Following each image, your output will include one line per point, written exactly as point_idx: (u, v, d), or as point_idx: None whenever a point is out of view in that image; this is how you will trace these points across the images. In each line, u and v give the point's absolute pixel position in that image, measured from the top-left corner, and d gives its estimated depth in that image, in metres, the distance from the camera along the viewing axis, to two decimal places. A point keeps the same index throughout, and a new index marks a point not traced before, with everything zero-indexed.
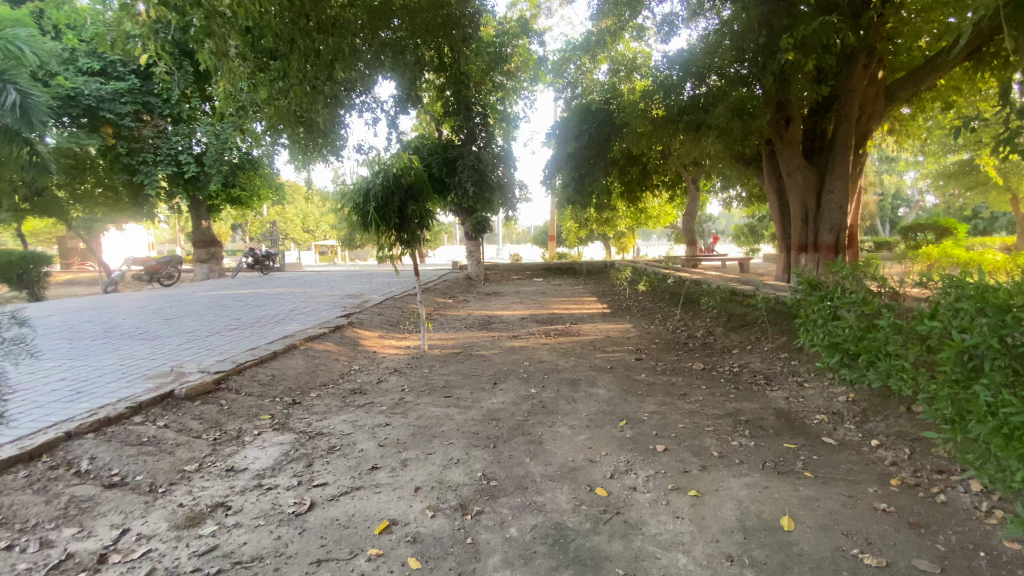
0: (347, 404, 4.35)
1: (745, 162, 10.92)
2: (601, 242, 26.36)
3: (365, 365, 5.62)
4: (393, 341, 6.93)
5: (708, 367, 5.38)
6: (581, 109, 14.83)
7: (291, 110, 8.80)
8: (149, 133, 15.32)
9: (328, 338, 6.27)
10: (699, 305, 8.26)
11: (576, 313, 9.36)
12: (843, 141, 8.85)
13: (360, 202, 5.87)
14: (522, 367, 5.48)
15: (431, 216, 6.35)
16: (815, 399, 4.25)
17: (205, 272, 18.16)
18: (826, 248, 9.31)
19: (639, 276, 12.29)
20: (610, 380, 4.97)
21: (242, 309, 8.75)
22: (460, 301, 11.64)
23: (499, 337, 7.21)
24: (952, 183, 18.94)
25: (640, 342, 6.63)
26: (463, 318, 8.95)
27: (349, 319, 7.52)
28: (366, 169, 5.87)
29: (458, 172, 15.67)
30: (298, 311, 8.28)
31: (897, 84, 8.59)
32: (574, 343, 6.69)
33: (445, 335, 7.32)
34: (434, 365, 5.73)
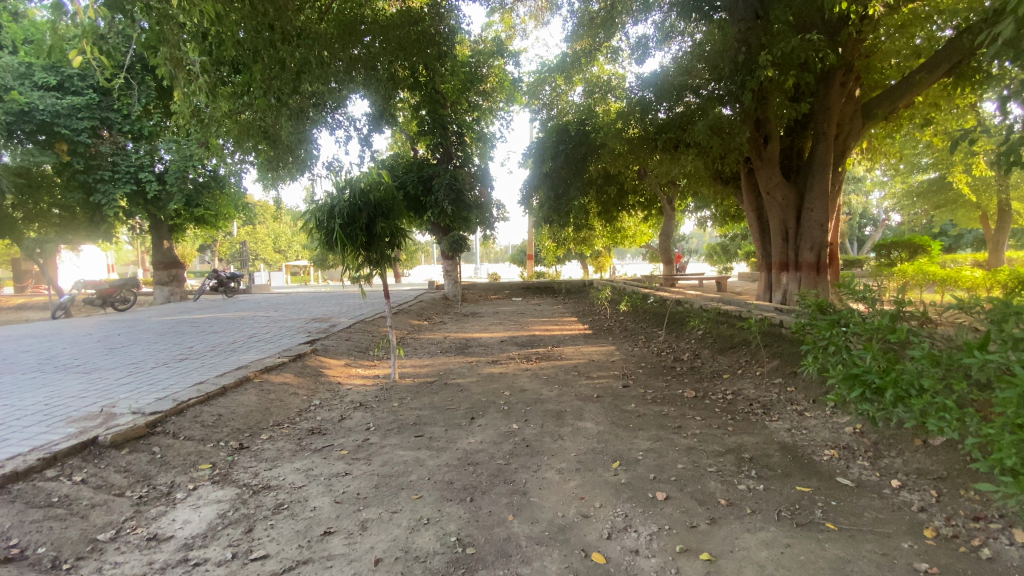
0: (303, 448, 3.83)
1: (722, 181, 10.83)
2: (579, 262, 26.24)
3: (328, 400, 5.09)
4: (361, 370, 6.40)
5: (699, 395, 5.03)
6: (558, 128, 14.71)
7: (257, 125, 8.44)
8: (106, 150, 14.48)
9: (287, 369, 5.71)
10: (684, 326, 7.96)
11: (557, 335, 8.96)
12: (821, 158, 8.80)
13: (325, 219, 5.42)
14: (501, 398, 5.03)
15: (402, 233, 5.92)
16: (820, 430, 3.92)
17: (165, 296, 17.17)
18: (807, 266, 9.12)
19: (620, 296, 12.00)
20: (597, 412, 4.56)
21: (197, 336, 8.05)
22: (435, 323, 11.15)
23: (476, 363, 6.75)
24: (917, 202, 19.48)
25: (626, 367, 6.26)
26: (438, 342, 8.47)
27: (314, 346, 6.96)
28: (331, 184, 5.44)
29: (434, 191, 15.28)
30: (258, 338, 7.65)
31: (874, 101, 8.76)
32: (556, 368, 6.28)
33: (418, 362, 6.82)
34: (405, 397, 5.23)
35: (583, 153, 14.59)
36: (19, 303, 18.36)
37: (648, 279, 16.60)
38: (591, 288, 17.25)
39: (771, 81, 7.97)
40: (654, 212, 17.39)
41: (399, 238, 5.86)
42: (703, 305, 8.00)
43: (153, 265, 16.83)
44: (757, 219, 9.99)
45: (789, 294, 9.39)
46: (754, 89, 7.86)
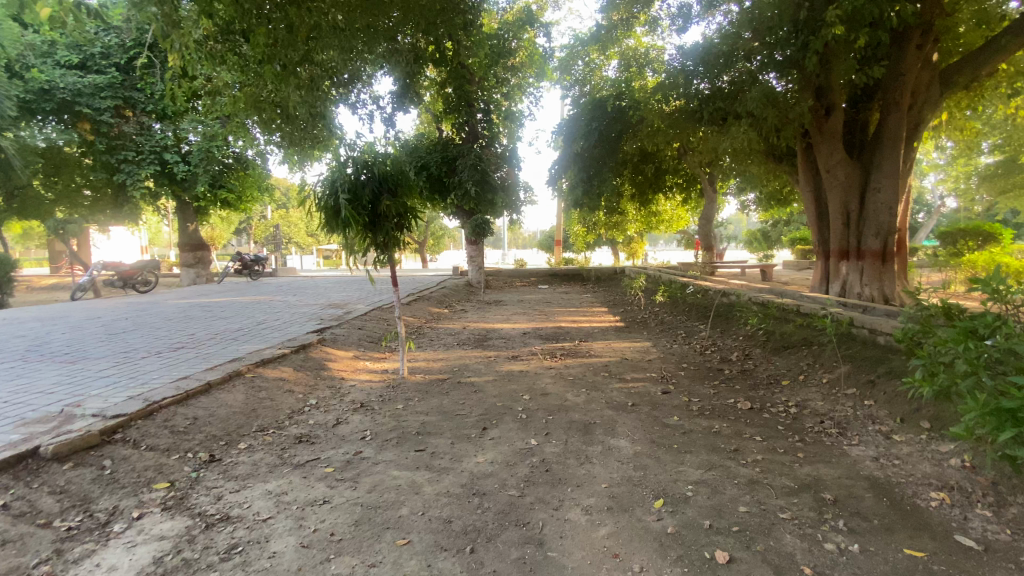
0: (284, 463, 3.27)
1: (774, 157, 9.74)
2: (611, 248, 25.25)
3: (327, 400, 4.53)
4: (370, 363, 5.84)
5: (755, 405, 4.26)
6: (591, 104, 13.70)
7: (268, 98, 8.10)
8: (130, 130, 14.24)
9: (286, 362, 5.18)
10: (730, 321, 7.11)
11: (585, 327, 8.22)
12: (892, 131, 7.68)
13: (325, 195, 4.74)
14: (521, 403, 4.37)
15: (411, 213, 5.24)
16: (918, 464, 3.11)
17: (191, 278, 17.11)
18: (871, 255, 8.07)
19: (655, 285, 11.14)
20: (634, 424, 3.85)
21: (204, 322, 7.65)
22: (457, 311, 10.56)
23: (495, 358, 6.10)
24: (984, 186, 17.78)
25: (665, 367, 5.49)
26: (456, 333, 7.85)
27: (321, 336, 6.44)
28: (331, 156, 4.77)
29: (458, 172, 14.60)
30: (267, 325, 7.20)
31: (954, 66, 7.49)
32: (584, 366, 5.58)
33: (432, 355, 6.21)
34: (413, 398, 4.63)
35: (617, 130, 13.67)
36: (54, 282, 18.67)
37: (684, 267, 15.59)
38: (623, 276, 16.34)
39: (841, 41, 6.87)
40: (693, 194, 16.31)
41: (409, 219, 5.19)
42: (752, 298, 7.14)
43: (179, 247, 16.78)
44: (814, 201, 8.93)
45: (848, 286, 8.40)
46: (818, 51, 6.80)
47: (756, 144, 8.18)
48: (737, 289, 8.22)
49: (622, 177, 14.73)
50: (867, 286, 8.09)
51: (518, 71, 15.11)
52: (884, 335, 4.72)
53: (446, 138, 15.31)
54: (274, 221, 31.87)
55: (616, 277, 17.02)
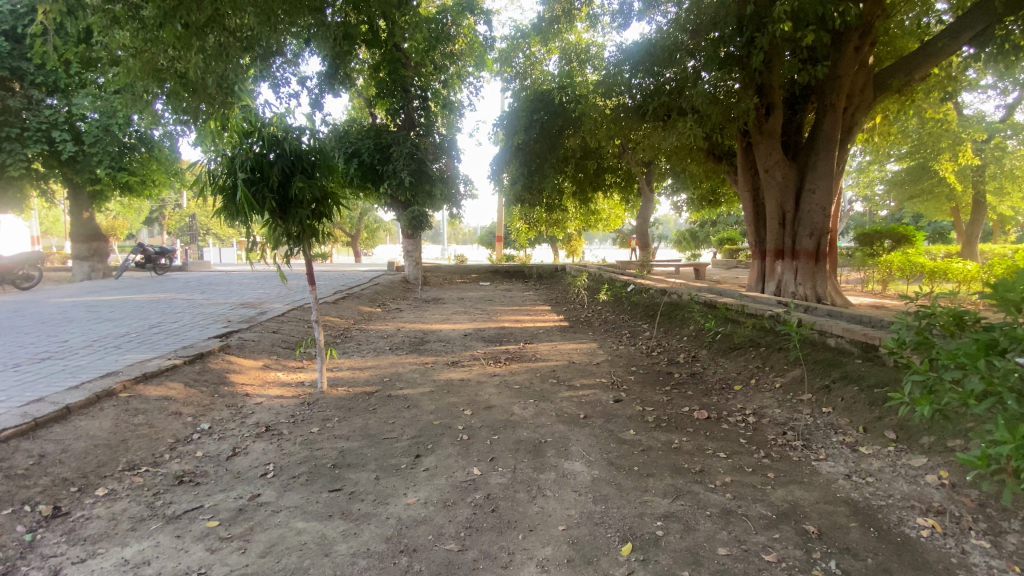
0: (153, 515, 2.53)
1: (715, 157, 9.75)
2: (549, 245, 25.10)
3: (224, 424, 3.75)
4: (284, 375, 5.05)
5: (712, 414, 3.96)
6: (533, 96, 13.30)
7: (171, 67, 6.97)
8: (16, 104, 12.02)
9: (176, 377, 4.30)
10: (674, 321, 6.91)
11: (528, 328, 7.76)
12: (827, 133, 7.84)
13: (222, 173, 3.95)
14: (459, 420, 3.81)
15: (332, 200, 4.49)
16: (891, 482, 2.89)
17: (85, 273, 14.74)
18: (805, 254, 8.21)
19: (597, 283, 10.88)
20: (587, 442, 3.41)
21: (83, 325, 6.42)
22: (389, 310, 9.77)
23: (431, 364, 5.49)
24: (890, 193, 19.26)
25: (614, 372, 5.14)
26: (387, 335, 7.13)
27: (227, 341, 5.54)
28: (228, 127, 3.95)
29: (393, 161, 13.66)
30: (161, 329, 6.14)
31: (887, 71, 7.78)
32: (529, 372, 5.11)
33: (357, 363, 5.50)
34: (332, 418, 3.94)
35: (558, 125, 13.32)
36: None
37: (623, 265, 15.61)
38: (564, 274, 16.14)
39: (786, 38, 6.83)
40: (631, 193, 16.28)
41: (328, 205, 4.45)
42: (696, 296, 7.00)
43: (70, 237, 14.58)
44: (752, 201, 8.98)
45: (783, 285, 8.50)
46: (765, 47, 6.73)
47: (700, 141, 8.03)
48: (682, 287, 8.06)
49: (564, 174, 14.44)
50: (801, 285, 8.22)
51: (457, 58, 14.21)
52: (833, 337, 4.59)
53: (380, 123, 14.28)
54: (190, 211, 29.09)
55: (556, 274, 16.79)
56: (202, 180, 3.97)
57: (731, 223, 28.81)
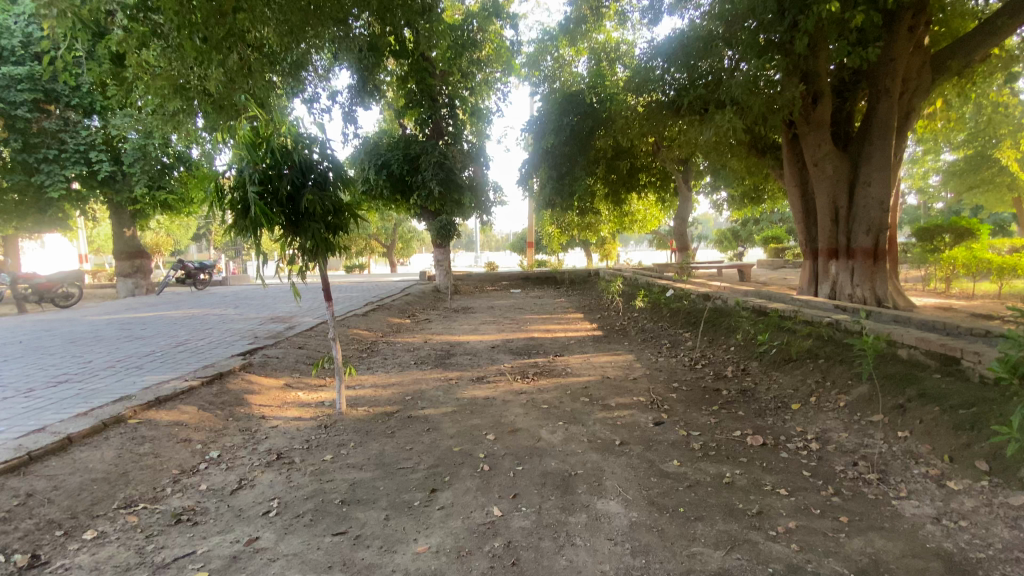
0: (140, 563, 2.33)
1: (758, 152, 9.11)
2: (583, 249, 24.62)
3: (234, 452, 3.57)
4: (304, 394, 4.86)
5: (767, 440, 3.50)
6: (562, 97, 12.94)
7: (195, 84, 7.03)
8: (52, 126, 12.68)
9: (191, 401, 4.18)
10: (720, 331, 6.40)
11: (559, 338, 7.38)
12: (882, 120, 7.16)
13: (230, 186, 3.74)
14: (481, 446, 3.49)
15: (346, 210, 4.25)
16: (996, 530, 2.38)
17: (129, 289, 15.29)
18: (862, 253, 7.52)
19: (633, 289, 10.39)
20: (624, 475, 3.02)
21: (113, 344, 6.48)
22: (419, 321, 9.58)
23: (456, 380, 5.20)
24: (949, 183, 17.90)
25: (653, 388, 4.72)
26: (414, 348, 6.90)
27: (248, 359, 5.43)
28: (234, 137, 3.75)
29: (421, 170, 13.55)
30: (186, 348, 6.10)
31: (947, 50, 7.03)
32: (559, 389, 4.75)
33: (380, 380, 5.27)
34: (347, 443, 3.70)
35: (589, 126, 12.92)
36: None
37: (659, 268, 14.98)
38: (598, 279, 15.66)
39: (833, 20, 6.25)
40: (667, 192, 15.68)
41: (343, 215, 4.22)
42: (743, 302, 6.47)
43: (116, 255, 15.18)
44: (799, 197, 8.32)
45: (839, 287, 7.80)
46: (809, 31, 6.17)
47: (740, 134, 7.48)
48: (726, 292, 7.51)
49: (595, 176, 14.00)
50: (859, 286, 7.52)
51: (485, 66, 14.09)
52: (906, 347, 4.04)
53: (409, 134, 14.20)
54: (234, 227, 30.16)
55: (590, 279, 16.31)
56: (208, 197, 3.73)
57: (773, 221, 27.55)
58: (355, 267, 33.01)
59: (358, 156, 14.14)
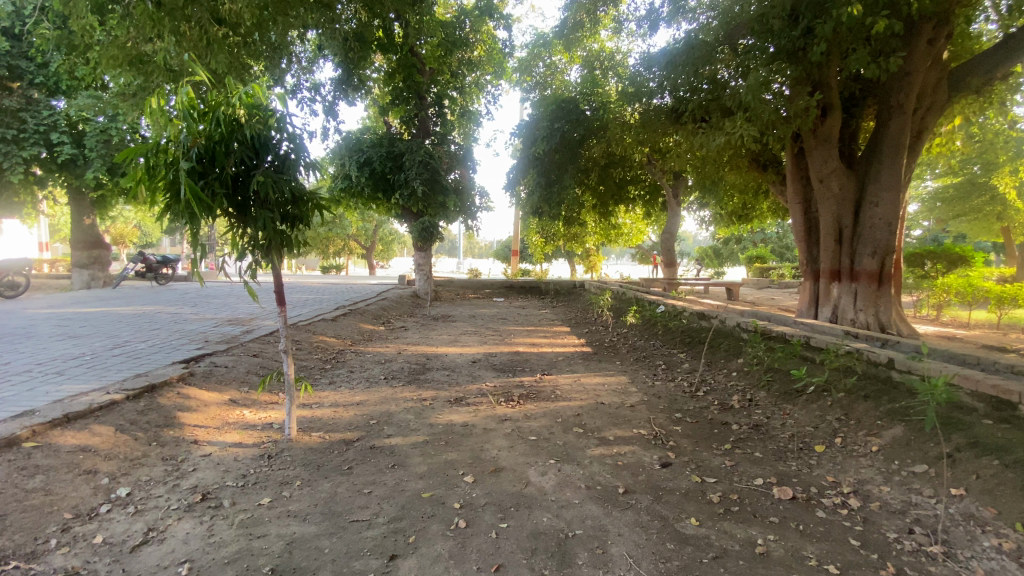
0: None
1: (760, 166, 8.68)
2: (567, 260, 24.11)
3: (149, 490, 2.87)
4: (250, 413, 4.15)
5: (797, 493, 2.97)
6: (554, 101, 12.44)
7: (152, 56, 6.35)
8: (12, 104, 11.37)
9: (109, 419, 3.45)
10: (721, 355, 5.89)
11: (546, 355, 6.78)
12: (893, 137, 6.82)
13: (161, 163, 3.04)
14: (457, 491, 2.87)
15: (307, 198, 3.55)
16: None
17: (83, 281, 14.13)
18: (866, 276, 7.13)
19: (623, 304, 9.85)
20: (633, 539, 2.44)
21: (39, 342, 5.62)
22: (394, 329, 8.88)
23: (430, 401, 4.56)
24: (933, 211, 17.97)
25: (655, 419, 4.16)
26: (386, 360, 6.22)
27: (191, 369, 4.69)
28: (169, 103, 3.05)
29: (405, 169, 12.83)
30: (122, 350, 5.29)
31: (964, 67, 6.78)
32: (548, 417, 4.15)
33: (342, 398, 4.60)
34: (294, 481, 3.04)
35: (580, 135, 12.49)
36: None
37: (646, 283, 14.55)
38: (584, 291, 15.14)
39: (853, 26, 5.85)
40: (656, 206, 15.32)
41: (304, 206, 3.53)
42: (745, 323, 5.99)
43: (72, 244, 14.01)
44: (802, 215, 7.91)
45: (841, 310, 7.38)
46: (827, 37, 5.75)
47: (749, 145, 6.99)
48: (726, 312, 7.01)
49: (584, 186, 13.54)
50: (863, 311, 7.10)
51: (475, 67, 13.57)
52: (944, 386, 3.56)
53: (393, 132, 13.53)
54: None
55: (575, 290, 15.79)
56: (133, 173, 3.02)
57: (755, 242, 27.62)
58: (332, 268, 31.99)
59: (338, 152, 13.41)
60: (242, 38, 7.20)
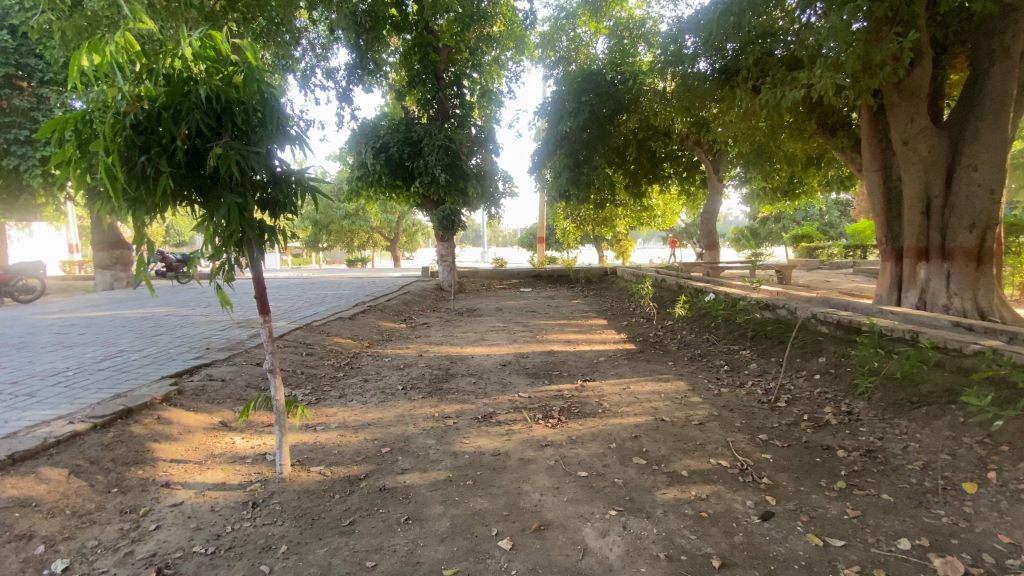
0: None
1: (827, 131, 7.52)
2: (596, 246, 23.05)
3: (92, 563, 2.20)
4: (242, 440, 3.47)
5: (968, 568, 2.12)
6: (581, 74, 11.40)
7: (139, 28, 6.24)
8: (24, 104, 11.12)
9: (64, 456, 2.82)
10: (797, 354, 4.96)
11: (585, 355, 5.96)
12: (996, 88, 5.67)
13: (85, 137, 2.26)
14: (491, 567, 2.12)
15: (295, 177, 2.79)
16: None
17: (107, 282, 13.92)
18: (963, 255, 6.00)
19: (667, 292, 8.90)
20: None
21: (27, 355, 5.12)
22: (416, 327, 8.18)
23: (455, 420, 3.81)
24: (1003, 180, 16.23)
25: (736, 443, 3.31)
26: (405, 365, 5.53)
27: (179, 385, 4.06)
28: (99, 57, 2.28)
29: (424, 154, 12.07)
30: (111, 364, 4.73)
31: None
32: (599, 442, 3.36)
33: (352, 417, 3.91)
34: (279, 544, 2.34)
35: (610, 110, 11.45)
36: None
37: (685, 267, 13.50)
38: (617, 278, 14.18)
39: None
40: (694, 184, 14.19)
41: (286, 188, 2.75)
42: (825, 314, 5.04)
43: (93, 244, 13.78)
44: (880, 185, 6.75)
45: (930, 295, 6.25)
46: None
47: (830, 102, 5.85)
48: (796, 301, 6.03)
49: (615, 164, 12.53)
50: (960, 296, 5.97)
51: (495, 43, 12.69)
52: None
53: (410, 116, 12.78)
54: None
55: (607, 278, 14.85)
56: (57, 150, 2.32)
57: (796, 220, 26.06)
58: (358, 262, 31.80)
59: (355, 140, 12.77)
60: (244, 15, 6.97)
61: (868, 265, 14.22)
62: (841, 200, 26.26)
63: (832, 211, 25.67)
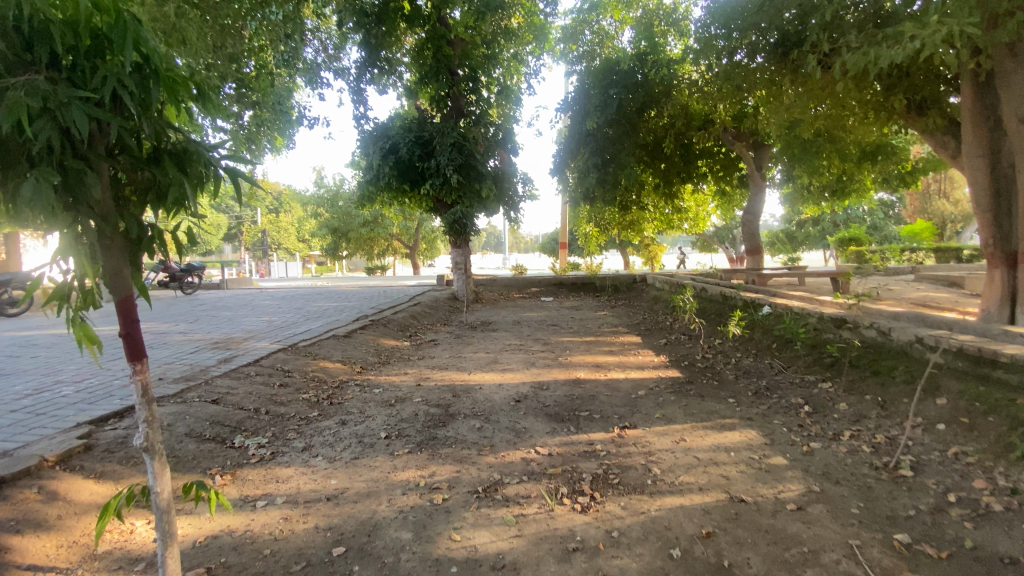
0: None
1: (914, 111, 6.24)
2: (623, 252, 21.82)
3: None
4: (144, 528, 2.48)
5: None
6: (606, 63, 10.30)
7: None
8: None
9: None
10: (904, 393, 3.74)
11: (619, 385, 4.82)
12: None
13: None
14: None
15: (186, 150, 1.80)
16: None
17: None
18: None
19: (710, 305, 7.68)
20: None
21: None
22: (422, 345, 7.17)
23: (445, 495, 2.73)
24: None
25: (865, 553, 2.16)
26: (398, 399, 4.51)
27: (90, 439, 3.07)
28: None
29: (435, 154, 11.13)
30: (28, 403, 3.80)
31: None
32: (652, 546, 2.24)
33: (310, 486, 2.89)
34: None
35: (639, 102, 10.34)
36: None
37: (724, 275, 12.21)
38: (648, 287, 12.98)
39: None
40: (732, 183, 12.92)
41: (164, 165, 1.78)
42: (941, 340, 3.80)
43: None
44: (986, 173, 5.41)
45: None
46: None
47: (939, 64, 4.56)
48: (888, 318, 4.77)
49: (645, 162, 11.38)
50: None
51: (513, 37, 11.71)
52: None
53: (422, 115, 11.84)
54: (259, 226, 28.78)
55: (636, 286, 13.68)
56: None
57: (836, 222, 24.31)
58: (378, 269, 31.25)
59: (364, 142, 11.90)
60: None
61: (932, 271, 12.71)
62: (885, 200, 24.55)
63: (877, 212, 23.94)
